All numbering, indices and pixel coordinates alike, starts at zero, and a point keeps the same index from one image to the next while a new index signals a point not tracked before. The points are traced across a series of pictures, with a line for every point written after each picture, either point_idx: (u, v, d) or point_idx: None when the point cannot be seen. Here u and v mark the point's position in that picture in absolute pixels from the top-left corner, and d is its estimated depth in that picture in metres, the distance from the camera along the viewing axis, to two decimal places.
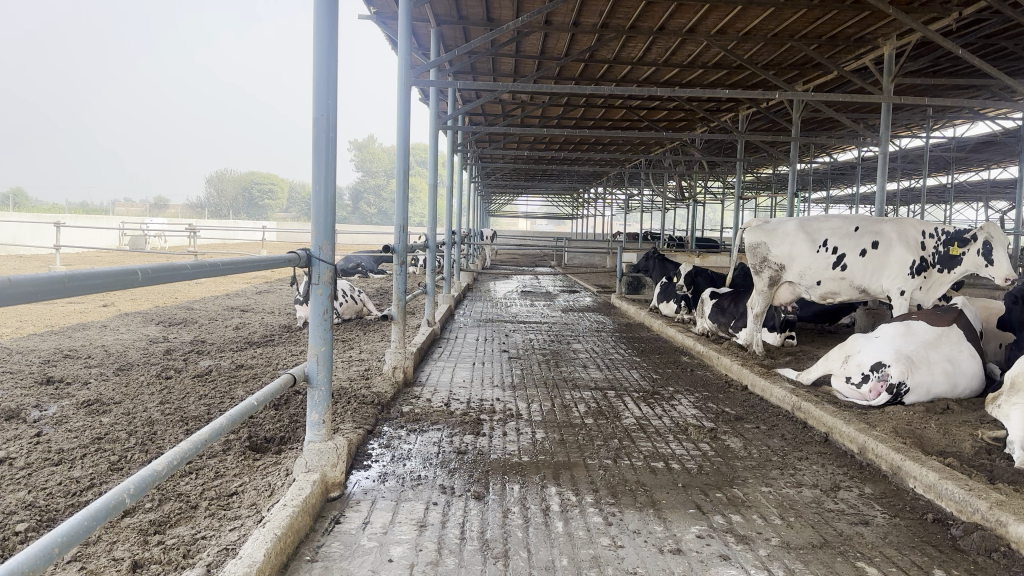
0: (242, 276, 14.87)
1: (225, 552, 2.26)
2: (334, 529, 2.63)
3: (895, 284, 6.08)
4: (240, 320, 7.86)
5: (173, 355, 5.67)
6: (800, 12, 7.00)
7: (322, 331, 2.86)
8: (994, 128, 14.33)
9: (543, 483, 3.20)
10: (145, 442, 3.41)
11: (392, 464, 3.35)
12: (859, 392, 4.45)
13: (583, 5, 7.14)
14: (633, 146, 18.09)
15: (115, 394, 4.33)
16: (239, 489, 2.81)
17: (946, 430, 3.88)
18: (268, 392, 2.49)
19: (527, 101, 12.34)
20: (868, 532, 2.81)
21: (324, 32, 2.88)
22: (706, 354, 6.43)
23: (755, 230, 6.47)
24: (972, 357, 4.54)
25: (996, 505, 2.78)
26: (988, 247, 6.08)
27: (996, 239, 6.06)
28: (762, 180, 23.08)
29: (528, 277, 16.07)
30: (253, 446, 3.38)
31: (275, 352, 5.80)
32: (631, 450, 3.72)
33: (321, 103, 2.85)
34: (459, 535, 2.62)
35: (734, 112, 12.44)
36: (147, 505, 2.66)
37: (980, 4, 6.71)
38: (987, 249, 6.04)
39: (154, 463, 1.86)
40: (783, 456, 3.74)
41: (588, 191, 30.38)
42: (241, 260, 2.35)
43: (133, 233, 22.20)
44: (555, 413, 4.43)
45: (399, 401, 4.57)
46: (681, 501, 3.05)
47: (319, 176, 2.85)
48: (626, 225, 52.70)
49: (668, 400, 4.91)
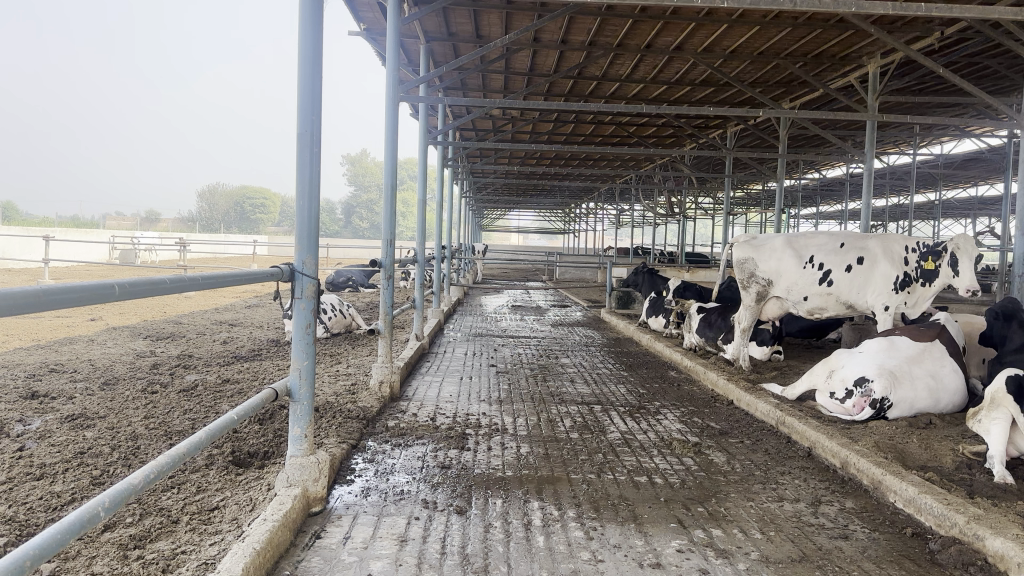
0: (231, 291, 14.88)
1: (204, 567, 2.25)
2: (314, 544, 2.63)
3: (879, 300, 6.14)
4: (227, 334, 7.84)
5: (160, 369, 5.67)
6: (785, 30, 7.07)
7: (305, 345, 2.87)
8: (979, 145, 14.45)
9: (526, 498, 3.20)
10: (128, 456, 3.41)
11: (376, 478, 3.36)
12: (842, 407, 4.50)
13: (571, 23, 7.21)
14: (623, 162, 18.22)
15: (100, 408, 4.34)
16: (220, 504, 2.81)
17: (928, 445, 3.92)
18: (249, 407, 2.49)
19: (518, 116, 12.40)
20: (848, 546, 2.83)
21: (310, 48, 2.91)
22: (693, 369, 6.45)
23: (743, 245, 6.51)
24: (954, 373, 4.56)
25: (973, 519, 2.81)
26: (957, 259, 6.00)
27: (965, 249, 5.97)
28: (751, 196, 23.36)
29: (520, 292, 16.14)
30: (237, 461, 3.38)
31: (263, 367, 5.80)
32: (615, 465, 3.73)
33: (304, 119, 2.89)
34: (440, 549, 2.63)
35: (723, 129, 12.53)
36: (128, 520, 2.66)
37: (962, 25, 6.78)
38: (954, 261, 5.97)
39: (130, 476, 1.86)
40: (766, 471, 3.76)
41: (579, 206, 30.64)
42: (228, 277, 2.35)
43: (122, 247, 22.35)
44: (541, 428, 4.44)
45: (385, 415, 4.58)
46: (662, 516, 3.06)
47: (302, 191, 2.88)
48: (618, 240, 53.00)
49: (653, 415, 4.93)
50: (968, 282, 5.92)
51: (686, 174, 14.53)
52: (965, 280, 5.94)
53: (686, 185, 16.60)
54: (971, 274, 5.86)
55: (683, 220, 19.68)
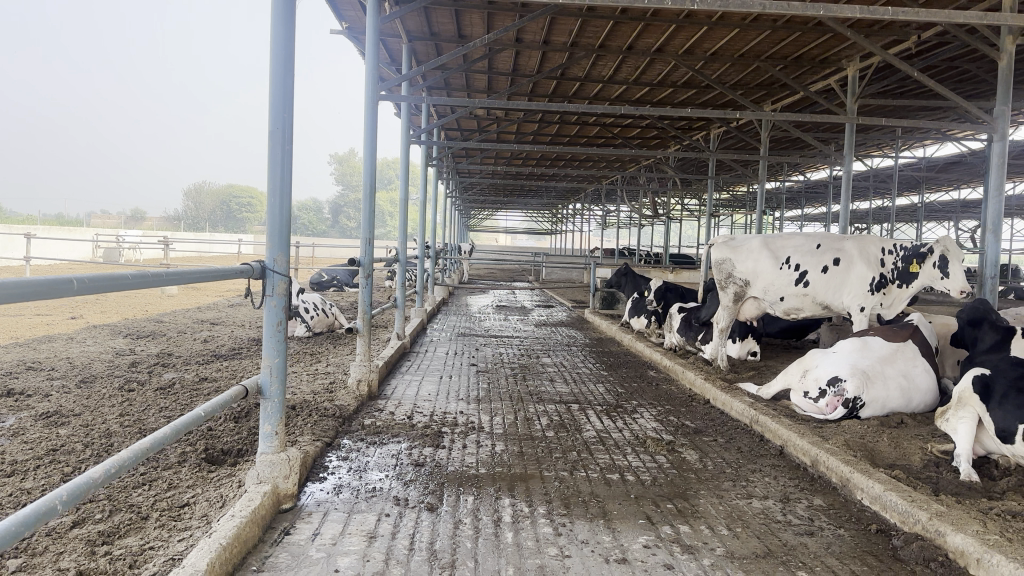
0: (216, 290, 14.80)
1: (170, 562, 2.27)
2: (283, 540, 2.65)
3: (855, 301, 6.20)
4: (208, 333, 7.81)
5: (138, 368, 5.66)
6: (765, 33, 7.13)
7: (276, 342, 2.89)
8: (960, 148, 14.57)
9: (497, 495, 3.23)
10: (101, 453, 3.41)
11: (349, 476, 3.37)
12: (816, 406, 4.54)
13: (553, 24, 7.26)
14: (609, 163, 18.28)
15: (75, 406, 4.32)
16: (191, 501, 2.82)
17: (897, 443, 3.98)
18: (217, 404, 2.51)
19: (503, 116, 12.43)
20: (812, 542, 2.87)
21: (283, 46, 2.92)
22: (672, 368, 6.49)
23: (721, 247, 6.59)
24: (926, 373, 4.62)
25: (936, 515, 2.85)
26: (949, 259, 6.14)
27: (953, 252, 6.10)
28: (737, 198, 23.49)
29: (506, 292, 16.16)
30: (210, 458, 3.39)
31: (241, 366, 5.80)
32: (588, 463, 3.77)
33: (276, 117, 2.90)
34: (408, 545, 2.65)
35: (707, 130, 12.61)
36: (97, 517, 2.66)
37: (937, 29, 6.87)
38: (943, 263, 6.11)
39: (89, 471, 1.88)
40: (737, 469, 3.80)
41: (566, 207, 30.74)
42: (195, 273, 2.36)
43: (106, 246, 22.21)
44: (517, 427, 4.47)
45: (361, 414, 4.60)
46: (632, 512, 3.09)
47: (274, 189, 2.90)
48: (605, 240, 53.12)
49: (630, 413, 4.96)
50: (960, 284, 6.08)
51: (670, 175, 14.60)
52: (956, 282, 6.10)
53: (671, 187, 16.66)
54: (961, 277, 6.03)
55: (669, 221, 19.80)
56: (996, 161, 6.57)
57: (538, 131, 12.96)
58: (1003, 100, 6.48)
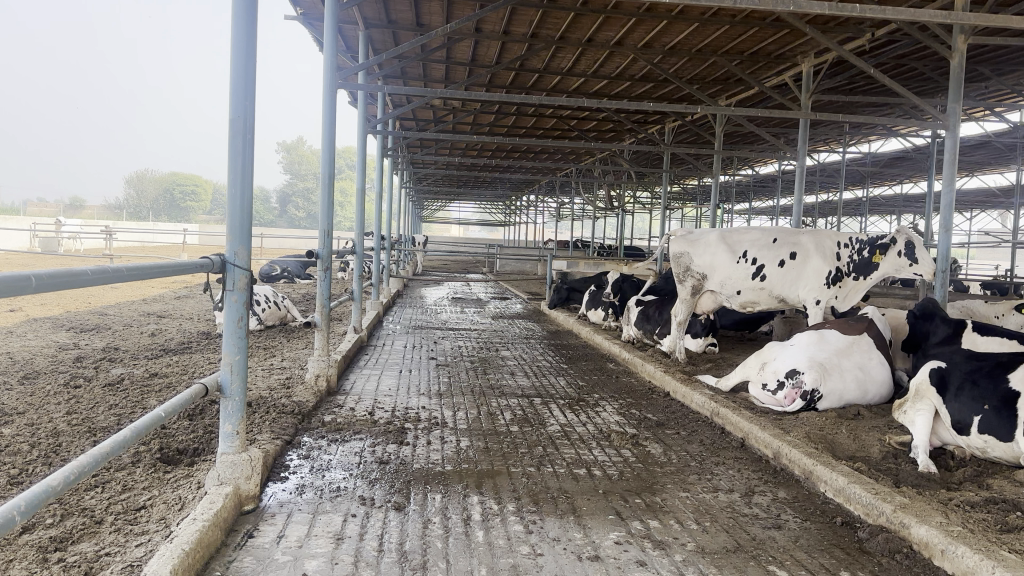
0: (161, 281, 14.37)
1: (129, 569, 2.16)
2: (247, 544, 2.56)
3: (811, 294, 6.27)
4: (155, 326, 7.56)
5: (83, 363, 5.43)
6: (722, 28, 7.18)
7: (237, 339, 2.80)
8: (904, 145, 14.98)
9: (465, 492, 3.18)
10: (49, 453, 3.25)
11: (311, 475, 3.28)
12: (774, 398, 4.59)
13: (513, 14, 7.19)
14: (565, 155, 18.31)
15: (19, 404, 4.13)
16: (147, 503, 2.70)
17: (856, 435, 4.04)
18: (178, 403, 2.41)
19: (459, 106, 12.32)
20: (780, 535, 2.89)
21: (244, 34, 2.80)
22: (630, 361, 6.51)
23: (679, 240, 6.64)
24: (881, 365, 4.70)
25: (900, 508, 2.89)
26: (909, 249, 6.48)
27: (915, 241, 6.47)
28: (688, 191, 23.74)
29: (460, 285, 16.10)
30: (165, 458, 3.26)
31: (192, 361, 5.61)
32: (554, 458, 3.73)
33: (237, 104, 2.79)
34: (377, 546, 2.58)
35: (662, 124, 12.71)
36: (47, 522, 2.52)
37: (890, 27, 7.03)
38: (910, 250, 6.45)
39: (46, 479, 1.77)
40: (701, 462, 3.82)
41: (519, 199, 30.73)
42: (157, 266, 2.26)
43: (44, 235, 21.40)
44: (480, 421, 4.42)
45: (321, 410, 4.50)
46: (601, 508, 3.07)
47: (234, 179, 2.78)
48: (556, 232, 53.25)
49: (592, 407, 4.95)
50: (928, 268, 6.41)
51: (625, 168, 14.68)
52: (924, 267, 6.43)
53: (625, 179, 16.73)
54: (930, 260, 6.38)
55: (622, 213, 19.87)
56: (948, 156, 6.73)
57: (494, 122, 12.88)
58: (954, 100, 6.66)
